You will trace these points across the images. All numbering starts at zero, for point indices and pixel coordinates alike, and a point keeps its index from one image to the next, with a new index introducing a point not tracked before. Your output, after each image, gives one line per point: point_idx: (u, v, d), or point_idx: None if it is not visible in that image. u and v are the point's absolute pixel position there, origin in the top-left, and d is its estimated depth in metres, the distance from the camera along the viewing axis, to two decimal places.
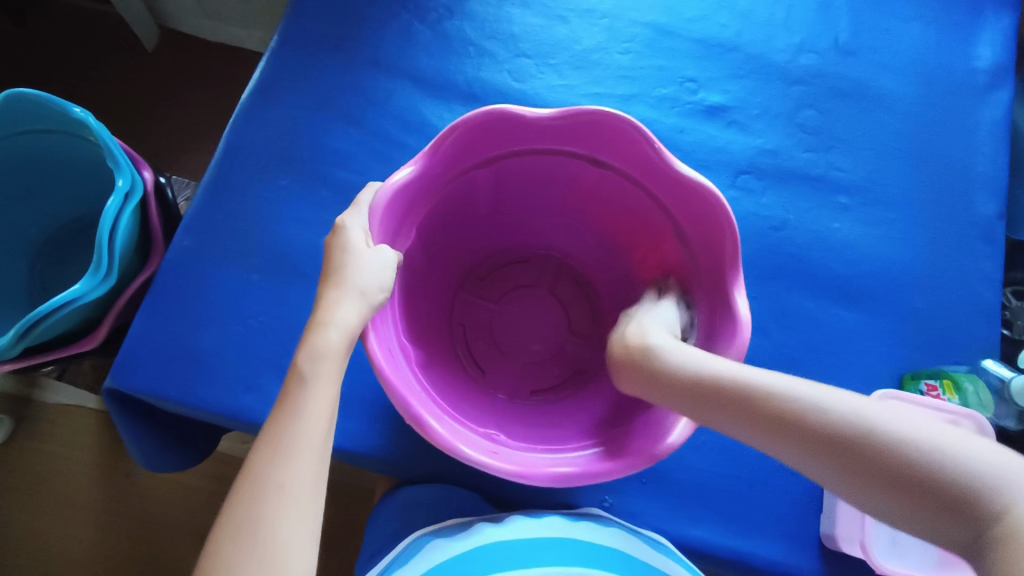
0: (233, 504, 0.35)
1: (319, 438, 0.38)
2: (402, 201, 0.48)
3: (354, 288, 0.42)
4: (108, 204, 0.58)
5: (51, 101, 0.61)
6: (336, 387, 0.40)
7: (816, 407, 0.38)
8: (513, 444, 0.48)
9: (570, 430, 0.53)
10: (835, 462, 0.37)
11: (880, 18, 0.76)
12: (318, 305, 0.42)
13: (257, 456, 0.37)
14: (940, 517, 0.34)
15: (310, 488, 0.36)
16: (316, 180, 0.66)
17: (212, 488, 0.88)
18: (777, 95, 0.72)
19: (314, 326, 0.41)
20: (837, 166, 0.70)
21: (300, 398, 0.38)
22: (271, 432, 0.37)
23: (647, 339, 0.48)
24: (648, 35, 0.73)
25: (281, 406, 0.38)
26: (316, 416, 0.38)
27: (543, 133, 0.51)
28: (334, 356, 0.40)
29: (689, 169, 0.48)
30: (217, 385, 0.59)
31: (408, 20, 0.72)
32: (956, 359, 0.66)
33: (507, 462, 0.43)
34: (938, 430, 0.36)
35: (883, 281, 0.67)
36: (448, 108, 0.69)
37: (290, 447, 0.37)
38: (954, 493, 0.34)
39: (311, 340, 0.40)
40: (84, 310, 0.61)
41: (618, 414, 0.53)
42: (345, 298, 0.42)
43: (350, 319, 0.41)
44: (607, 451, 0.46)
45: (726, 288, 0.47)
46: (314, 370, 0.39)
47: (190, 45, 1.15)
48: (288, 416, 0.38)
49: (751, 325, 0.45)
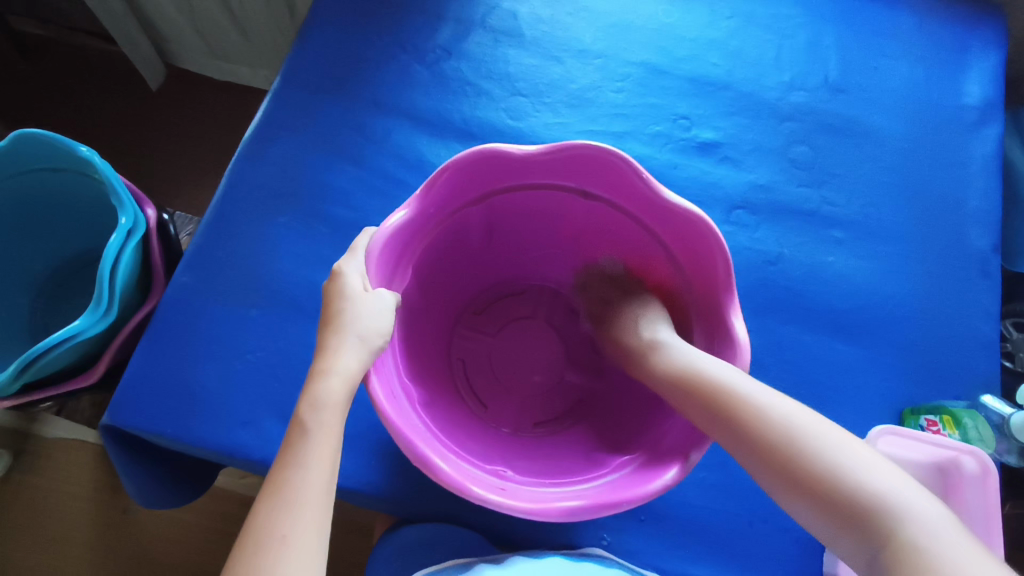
0: (236, 556, 0.35)
1: (321, 486, 0.38)
2: (398, 242, 0.49)
3: (355, 334, 0.43)
4: (110, 241, 0.60)
5: (58, 140, 0.63)
6: (337, 435, 0.40)
7: (775, 425, 0.42)
8: (521, 479, 0.47)
9: (582, 459, 0.53)
10: (780, 478, 0.42)
11: (868, 56, 0.78)
12: (319, 352, 0.43)
13: (260, 507, 0.37)
14: (850, 534, 0.39)
15: (314, 538, 0.36)
16: (315, 217, 0.67)
17: (207, 524, 0.87)
18: (769, 132, 0.73)
19: (317, 374, 0.42)
20: (830, 201, 0.71)
21: (303, 447, 0.39)
22: (273, 482, 0.38)
23: (655, 336, 0.53)
24: (641, 75, 0.75)
25: (283, 455, 0.39)
26: (319, 465, 0.38)
27: (535, 169, 0.52)
28: (337, 404, 0.41)
29: (676, 196, 0.49)
30: (213, 421, 0.59)
31: (407, 62, 0.74)
32: (956, 394, 0.65)
33: (516, 499, 0.42)
34: (876, 469, 0.39)
35: (880, 315, 0.67)
36: (446, 145, 0.71)
37: (292, 497, 0.37)
38: (863, 517, 0.38)
39: (315, 388, 0.41)
40: (84, 346, 0.62)
41: (625, 444, 0.53)
42: (346, 344, 0.42)
43: (351, 365, 0.42)
44: (620, 482, 0.45)
45: (722, 312, 0.48)
46: (317, 419, 0.40)
47: (198, 85, 1.18)
48: (291, 466, 0.38)
49: (750, 349, 0.47)
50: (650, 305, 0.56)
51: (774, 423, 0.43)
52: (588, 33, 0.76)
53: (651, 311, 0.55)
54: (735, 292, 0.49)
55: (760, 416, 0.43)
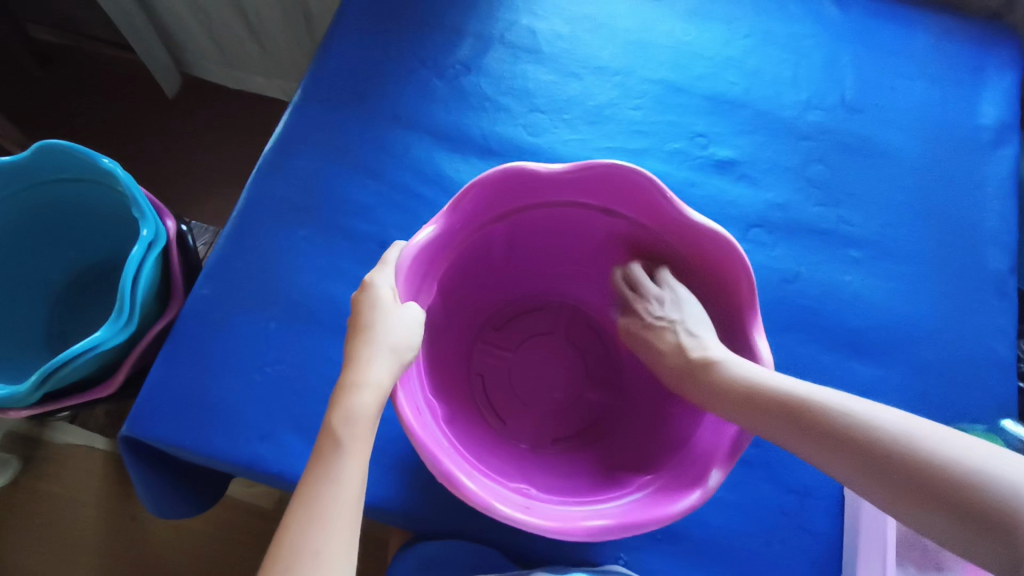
0: (270, 569, 0.35)
1: (353, 500, 0.38)
2: (425, 257, 0.49)
3: (386, 346, 0.43)
4: (132, 252, 0.60)
5: (81, 151, 0.63)
6: (367, 449, 0.40)
7: (820, 410, 0.42)
8: (546, 497, 0.47)
9: (603, 475, 0.53)
10: (840, 454, 0.40)
11: (885, 76, 0.78)
12: (348, 363, 0.43)
13: (292, 520, 0.37)
14: (930, 499, 0.36)
15: (345, 554, 0.36)
16: (335, 230, 0.67)
17: (217, 533, 0.87)
18: (786, 150, 0.74)
19: (348, 386, 0.42)
20: (847, 220, 0.71)
21: (336, 461, 0.39)
22: (304, 496, 0.38)
23: (696, 337, 0.51)
24: (660, 92, 0.75)
25: (315, 468, 0.39)
26: (350, 479, 0.38)
27: (561, 187, 0.52)
28: (367, 418, 0.41)
29: (703, 217, 0.49)
30: (232, 434, 0.59)
31: (427, 76, 0.74)
32: (974, 417, 0.64)
33: (542, 518, 0.42)
34: (942, 432, 0.37)
35: (897, 335, 0.67)
36: (465, 161, 0.71)
37: (325, 512, 0.37)
38: (942, 477, 0.35)
39: (345, 402, 0.41)
40: (104, 357, 0.62)
41: (647, 463, 0.53)
42: (377, 357, 0.43)
43: (383, 377, 0.42)
44: (644, 501, 0.46)
45: (747, 333, 0.49)
46: (348, 432, 0.40)
47: (213, 94, 1.19)
48: (323, 479, 0.38)
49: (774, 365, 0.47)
50: (691, 318, 0.52)
51: (823, 405, 0.42)
52: (606, 50, 0.77)
53: (693, 325, 0.52)
54: (759, 313, 0.49)
55: (805, 403, 0.43)
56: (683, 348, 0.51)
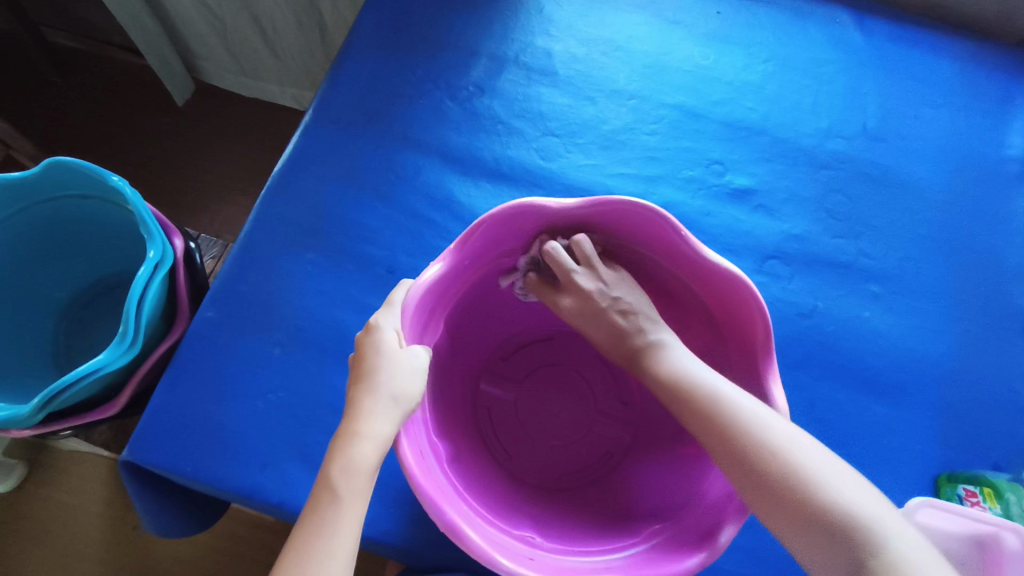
0: None
1: (347, 557, 0.37)
2: (432, 295, 0.48)
3: (388, 394, 0.42)
4: (138, 274, 0.59)
5: (90, 169, 0.63)
6: (364, 503, 0.39)
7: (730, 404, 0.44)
8: (551, 547, 0.46)
9: (611, 522, 0.52)
10: (757, 484, 0.41)
11: (907, 105, 0.77)
12: (349, 410, 0.42)
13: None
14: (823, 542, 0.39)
15: None
16: (342, 254, 0.66)
17: (219, 544, 0.86)
18: (804, 179, 0.72)
19: (349, 435, 0.41)
20: (866, 253, 0.69)
21: (332, 514, 0.38)
22: (297, 550, 0.37)
23: (652, 331, 0.52)
24: (676, 117, 0.74)
25: (309, 519, 0.38)
26: (345, 535, 0.37)
27: (571, 220, 0.51)
28: (366, 470, 0.40)
29: (718, 256, 0.48)
30: (234, 462, 0.58)
31: (439, 98, 0.73)
32: (995, 462, 0.62)
33: (542, 571, 0.41)
34: (826, 460, 0.41)
35: (917, 374, 0.65)
36: (476, 184, 0.70)
37: (318, 569, 0.36)
38: (840, 528, 0.38)
39: (345, 452, 0.40)
40: (108, 379, 0.61)
41: (657, 510, 0.51)
42: (379, 405, 0.42)
43: (385, 429, 0.41)
44: (647, 558, 0.45)
45: (761, 378, 0.47)
46: (346, 485, 0.39)
47: (227, 104, 1.18)
48: (316, 533, 0.37)
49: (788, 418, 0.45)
50: (640, 302, 0.52)
51: (760, 428, 0.42)
52: (622, 74, 0.76)
53: (649, 309, 0.53)
54: (775, 358, 0.47)
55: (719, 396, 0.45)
56: (642, 330, 0.52)
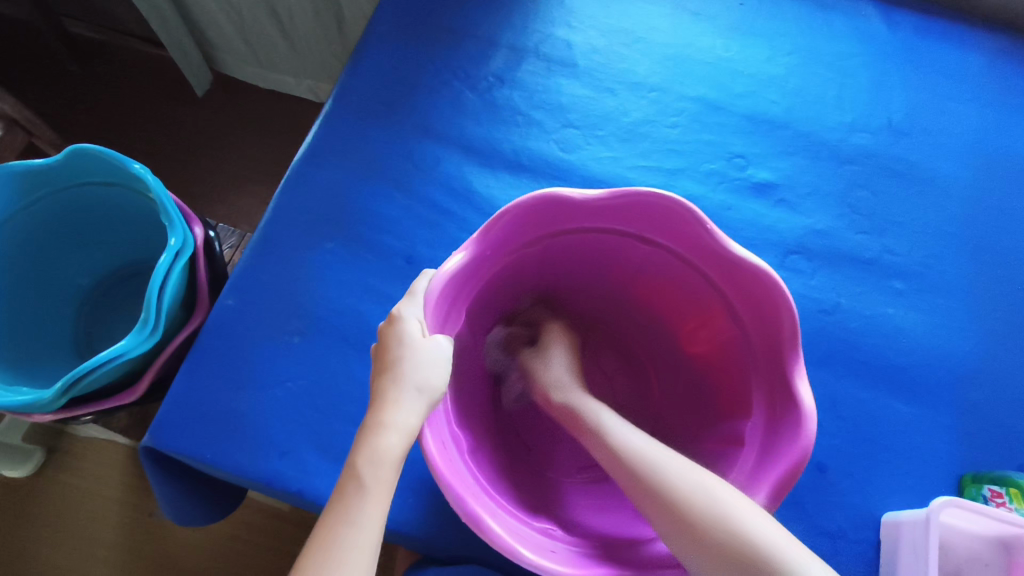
0: None
1: (370, 545, 0.37)
2: (455, 286, 0.48)
3: (413, 384, 0.42)
4: (159, 261, 0.59)
5: (112, 157, 0.63)
6: (389, 492, 0.39)
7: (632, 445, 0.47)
8: (571, 540, 0.46)
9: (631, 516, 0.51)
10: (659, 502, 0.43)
11: (934, 99, 0.75)
12: (375, 401, 0.42)
13: (305, 563, 0.36)
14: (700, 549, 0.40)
15: None
16: (361, 244, 0.66)
17: (233, 532, 0.87)
18: (828, 174, 0.71)
19: (374, 425, 0.41)
20: (890, 249, 0.68)
21: (356, 503, 0.38)
22: (322, 537, 0.37)
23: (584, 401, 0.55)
24: (697, 110, 0.73)
25: (334, 507, 0.38)
26: (369, 523, 0.37)
27: (595, 212, 0.51)
28: (391, 459, 0.40)
29: (743, 250, 0.47)
30: (253, 449, 0.58)
31: (459, 88, 0.73)
32: (1020, 463, 0.61)
33: (563, 564, 0.41)
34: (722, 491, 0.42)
35: (941, 373, 0.64)
36: (495, 176, 0.70)
37: (343, 556, 0.36)
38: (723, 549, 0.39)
39: (370, 442, 0.40)
40: (128, 365, 0.61)
41: None
42: (404, 395, 0.42)
43: (410, 419, 0.41)
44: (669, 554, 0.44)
45: (786, 374, 0.46)
46: (371, 474, 0.39)
47: (245, 95, 1.19)
48: (340, 521, 0.37)
49: (816, 419, 0.43)
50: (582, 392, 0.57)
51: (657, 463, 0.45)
52: (643, 65, 0.75)
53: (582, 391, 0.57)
54: (800, 355, 0.47)
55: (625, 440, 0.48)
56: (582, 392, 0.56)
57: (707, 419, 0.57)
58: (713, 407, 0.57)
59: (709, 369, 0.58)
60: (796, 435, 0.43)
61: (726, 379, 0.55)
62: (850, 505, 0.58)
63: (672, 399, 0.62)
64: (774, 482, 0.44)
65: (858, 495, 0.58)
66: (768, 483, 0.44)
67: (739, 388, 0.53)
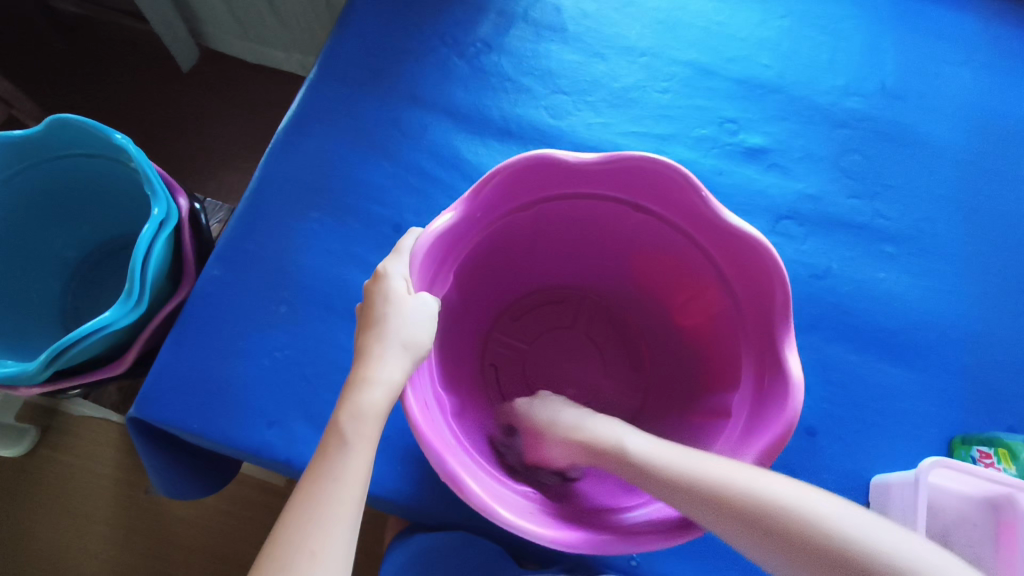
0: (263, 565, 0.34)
1: (353, 499, 0.36)
2: (441, 247, 0.47)
3: (397, 341, 0.42)
4: (142, 232, 0.58)
5: (94, 127, 0.61)
6: (374, 448, 0.39)
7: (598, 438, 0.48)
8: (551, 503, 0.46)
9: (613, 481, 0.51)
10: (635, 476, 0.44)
11: (929, 62, 0.74)
12: (358, 357, 0.42)
13: (288, 516, 0.35)
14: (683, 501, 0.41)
15: (342, 560, 0.35)
16: (347, 212, 0.65)
17: (228, 508, 0.87)
18: (821, 139, 0.70)
19: (358, 380, 0.40)
20: (882, 214, 0.67)
21: (340, 457, 0.37)
22: (307, 492, 0.36)
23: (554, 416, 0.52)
24: (688, 75, 0.72)
25: (318, 462, 0.38)
26: (353, 477, 0.37)
27: (587, 177, 0.50)
28: (375, 415, 0.39)
29: (737, 219, 0.47)
30: (241, 418, 0.57)
31: (446, 55, 0.72)
32: (1009, 424, 0.61)
33: (541, 525, 0.41)
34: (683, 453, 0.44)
35: (933, 337, 0.63)
36: (483, 143, 0.68)
37: (326, 510, 0.35)
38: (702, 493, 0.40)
39: (354, 398, 0.40)
40: (114, 337, 0.61)
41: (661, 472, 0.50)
42: (388, 351, 0.41)
43: (394, 374, 0.40)
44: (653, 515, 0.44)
45: (777, 347, 0.46)
46: (355, 429, 0.38)
47: (231, 68, 1.17)
48: (324, 475, 0.37)
49: (804, 391, 0.43)
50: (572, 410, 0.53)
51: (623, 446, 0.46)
52: (634, 30, 0.74)
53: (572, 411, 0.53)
54: (791, 326, 0.46)
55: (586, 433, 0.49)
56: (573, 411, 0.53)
57: (695, 388, 0.57)
58: (700, 376, 0.57)
59: (699, 340, 0.57)
60: (784, 403, 0.42)
61: (714, 347, 0.55)
62: (840, 468, 0.58)
63: (662, 370, 0.62)
64: (761, 450, 0.43)
65: (847, 458, 0.58)
66: (752, 454, 0.44)
67: (728, 357, 0.53)
